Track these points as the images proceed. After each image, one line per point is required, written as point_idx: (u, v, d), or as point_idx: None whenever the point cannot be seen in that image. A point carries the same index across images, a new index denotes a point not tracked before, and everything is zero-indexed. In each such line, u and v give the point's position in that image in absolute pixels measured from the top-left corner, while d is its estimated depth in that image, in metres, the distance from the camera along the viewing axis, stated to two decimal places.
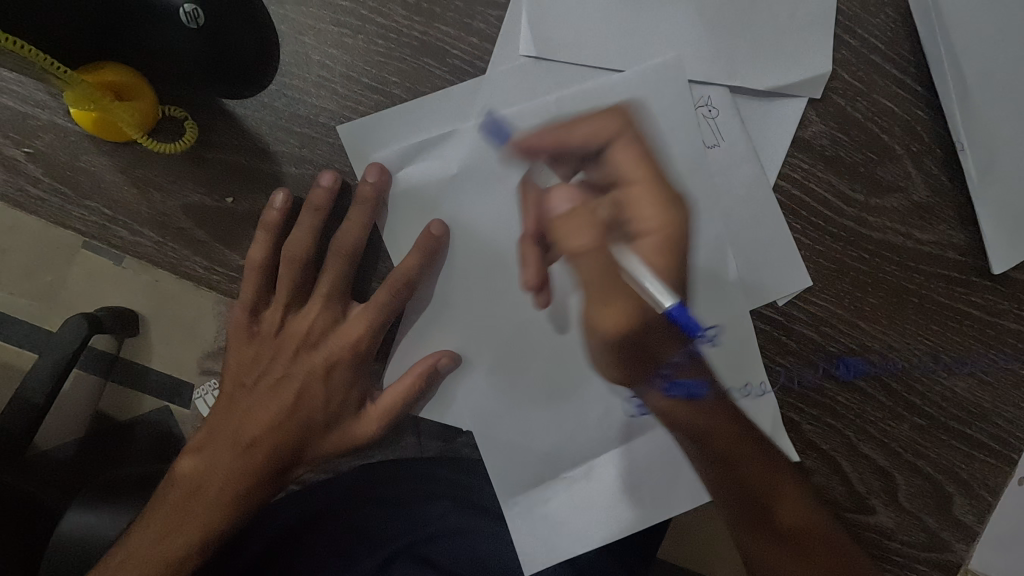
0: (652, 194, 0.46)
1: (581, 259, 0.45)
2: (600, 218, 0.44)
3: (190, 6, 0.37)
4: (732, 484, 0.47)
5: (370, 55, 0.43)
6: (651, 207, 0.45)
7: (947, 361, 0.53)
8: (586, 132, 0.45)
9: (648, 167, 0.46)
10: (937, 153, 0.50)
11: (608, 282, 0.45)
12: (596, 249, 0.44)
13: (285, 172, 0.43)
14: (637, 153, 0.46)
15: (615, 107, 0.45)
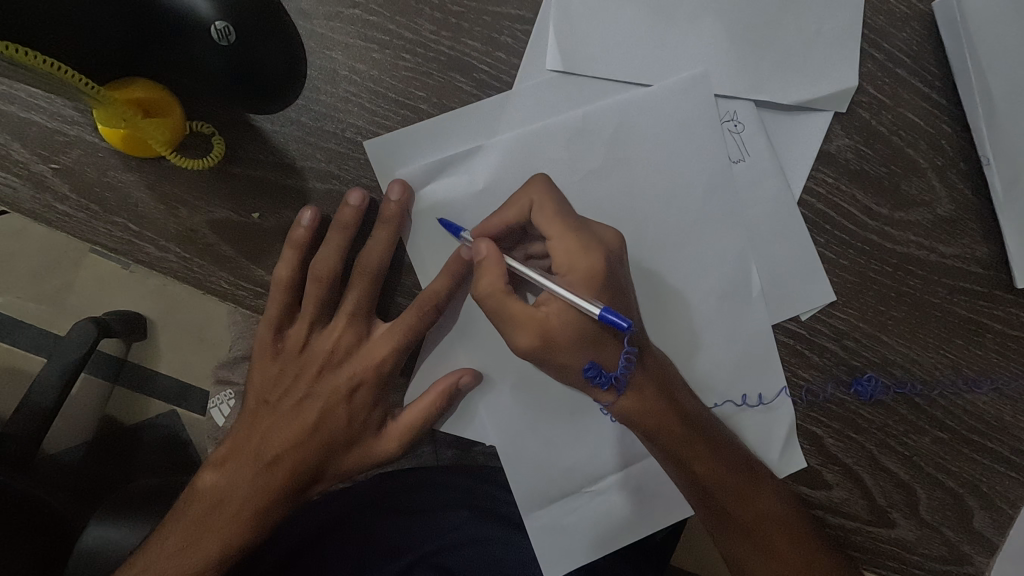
0: (568, 246, 0.42)
1: (488, 301, 0.42)
2: (495, 271, 0.41)
3: (220, 24, 0.36)
4: (698, 488, 0.46)
5: (398, 70, 0.43)
6: (584, 257, 0.42)
7: (969, 374, 0.52)
8: (511, 216, 0.43)
9: (560, 221, 0.43)
10: (962, 167, 0.50)
11: (515, 321, 0.42)
12: (497, 295, 0.41)
13: (311, 188, 0.43)
14: (553, 215, 0.43)
15: (526, 186, 0.43)
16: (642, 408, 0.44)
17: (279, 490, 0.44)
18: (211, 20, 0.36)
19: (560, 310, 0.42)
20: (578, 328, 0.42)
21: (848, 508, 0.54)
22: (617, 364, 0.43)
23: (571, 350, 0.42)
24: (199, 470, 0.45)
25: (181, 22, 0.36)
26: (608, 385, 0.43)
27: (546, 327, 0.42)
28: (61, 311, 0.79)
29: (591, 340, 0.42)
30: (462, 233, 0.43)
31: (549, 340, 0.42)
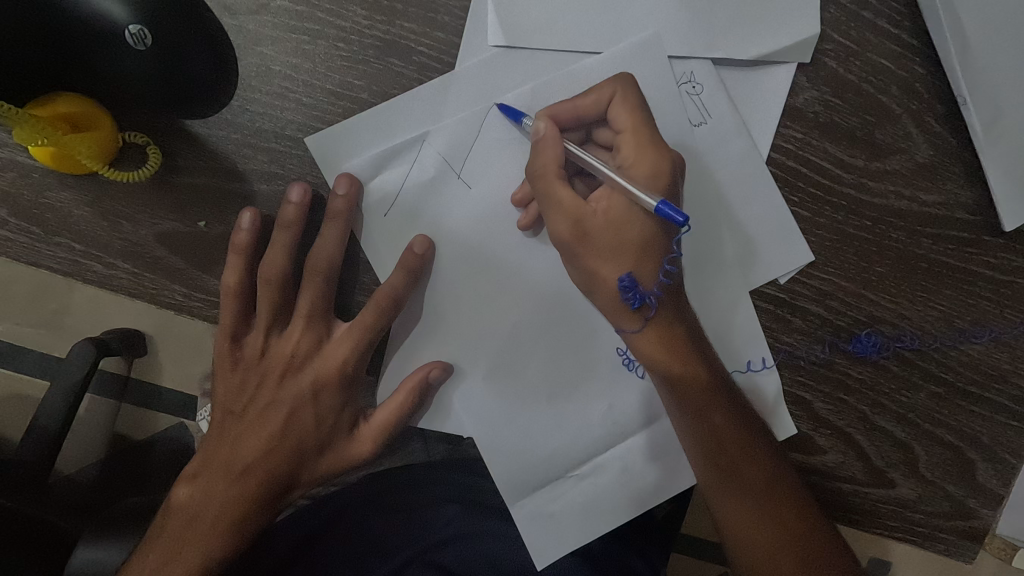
0: (638, 142, 0.41)
1: (537, 180, 0.41)
2: (551, 151, 0.41)
3: (134, 27, 0.35)
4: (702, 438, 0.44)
5: (333, 60, 0.41)
6: (649, 155, 0.41)
7: (963, 326, 0.50)
8: (589, 103, 0.42)
9: (636, 116, 0.42)
10: (939, 110, 0.48)
11: (560, 206, 0.41)
12: (546, 176, 0.41)
13: (256, 191, 0.42)
14: (631, 110, 0.42)
15: (614, 77, 0.42)
16: (666, 342, 0.43)
17: (252, 500, 0.43)
18: (125, 24, 0.35)
19: (612, 206, 0.41)
20: (621, 229, 0.41)
21: (843, 471, 0.52)
22: (654, 282, 0.42)
23: (608, 253, 0.41)
24: (174, 485, 0.44)
25: (96, 30, 0.35)
26: (639, 303, 0.41)
27: (590, 220, 0.41)
28: (60, 334, 0.55)
29: (632, 246, 0.41)
30: (524, 119, 0.42)
31: (587, 233, 0.41)
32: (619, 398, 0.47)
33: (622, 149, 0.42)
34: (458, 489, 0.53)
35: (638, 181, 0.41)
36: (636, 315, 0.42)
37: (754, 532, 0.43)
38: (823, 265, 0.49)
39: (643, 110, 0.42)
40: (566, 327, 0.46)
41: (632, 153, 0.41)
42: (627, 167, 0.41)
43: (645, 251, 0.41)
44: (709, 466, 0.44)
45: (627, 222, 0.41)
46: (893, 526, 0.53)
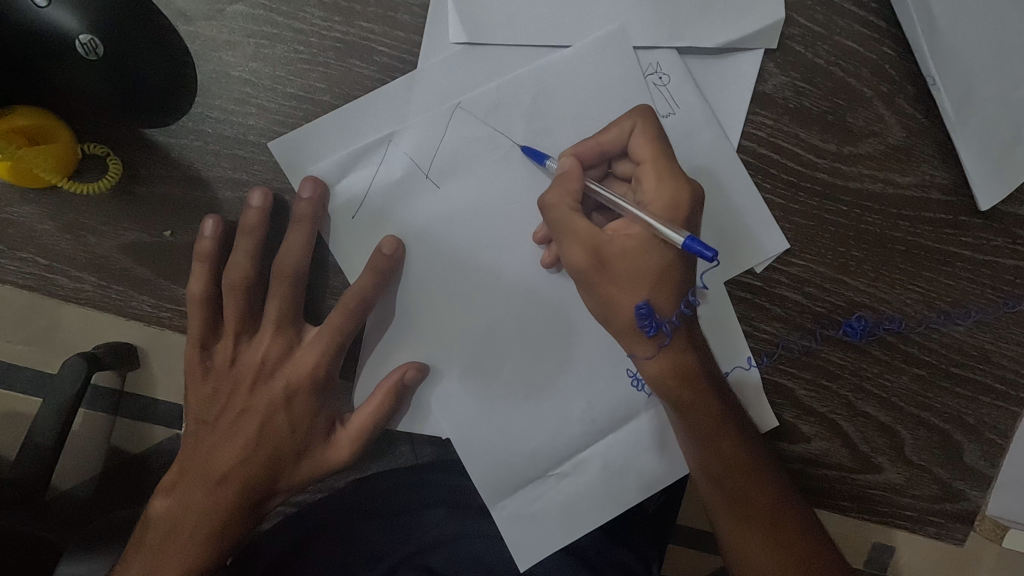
0: (657, 173, 0.41)
1: (553, 211, 0.40)
2: (570, 186, 0.41)
3: (85, 38, 0.35)
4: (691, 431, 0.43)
5: (293, 64, 0.41)
6: (670, 188, 0.40)
7: (944, 308, 0.50)
8: (610, 139, 0.42)
9: (656, 148, 0.41)
10: (909, 91, 0.47)
11: (576, 234, 0.39)
12: (564, 208, 0.40)
13: (221, 198, 0.41)
14: (650, 141, 0.41)
15: (632, 110, 0.42)
16: (676, 367, 0.41)
17: (230, 510, 0.42)
18: (76, 34, 0.35)
19: (630, 236, 0.40)
20: (641, 261, 0.39)
21: (830, 458, 0.52)
22: (671, 311, 0.40)
23: (625, 282, 0.39)
24: (152, 496, 0.44)
25: (46, 41, 0.35)
26: (655, 332, 0.40)
27: (607, 249, 0.39)
28: (54, 349, 0.53)
29: (651, 277, 0.39)
30: (547, 160, 0.42)
31: (604, 262, 0.39)
32: (599, 394, 0.46)
33: (643, 183, 0.41)
34: (444, 490, 0.53)
35: (661, 216, 0.39)
36: (651, 343, 0.40)
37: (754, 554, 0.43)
38: (800, 252, 0.49)
39: (664, 142, 0.41)
40: (542, 324, 0.45)
41: (654, 184, 0.40)
42: (648, 201, 0.40)
43: (662, 281, 0.39)
44: (713, 486, 0.44)
45: (646, 257, 0.39)
46: (881, 511, 0.53)
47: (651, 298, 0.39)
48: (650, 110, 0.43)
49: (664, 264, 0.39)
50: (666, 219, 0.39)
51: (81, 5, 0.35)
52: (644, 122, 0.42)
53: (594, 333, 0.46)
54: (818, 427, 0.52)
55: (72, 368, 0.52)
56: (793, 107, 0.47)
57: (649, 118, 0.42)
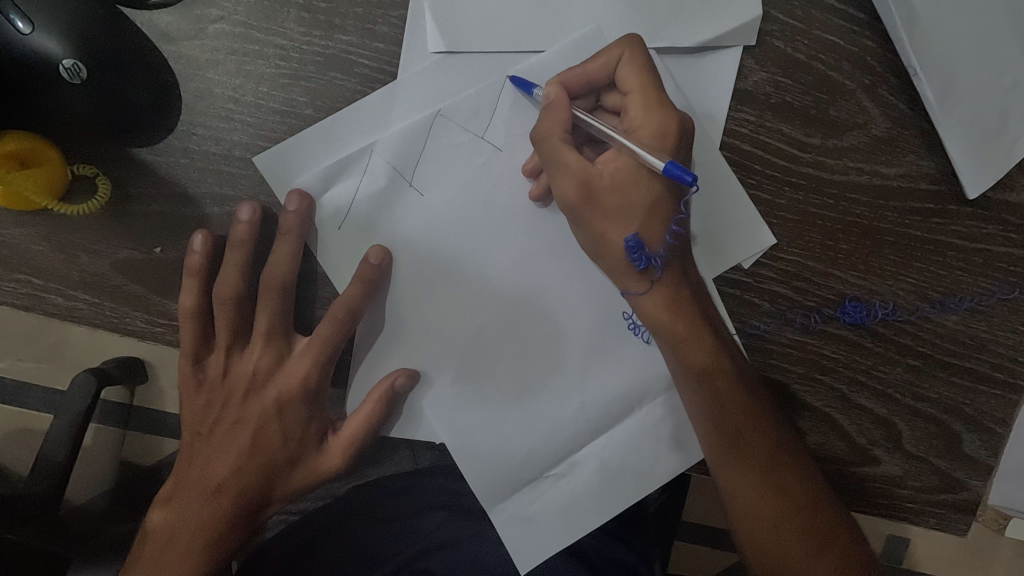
0: (645, 103, 0.41)
1: (544, 143, 0.41)
2: (560, 114, 0.41)
3: (68, 62, 0.36)
4: (717, 411, 0.43)
5: (275, 79, 0.42)
6: (656, 116, 0.41)
7: (936, 298, 0.50)
8: (598, 68, 0.42)
9: (643, 77, 0.41)
10: (892, 82, 0.47)
11: (566, 166, 0.41)
12: (554, 139, 0.41)
13: (208, 213, 0.42)
14: (638, 71, 0.41)
15: (619, 39, 0.42)
16: (671, 305, 0.42)
17: (226, 520, 0.43)
18: (59, 59, 0.36)
19: (619, 167, 0.41)
20: (628, 190, 0.41)
21: (828, 451, 0.52)
22: (660, 243, 0.41)
23: (615, 215, 0.41)
24: (151, 508, 0.45)
25: (31, 66, 0.36)
26: (646, 265, 0.41)
27: (596, 181, 0.41)
28: (62, 365, 0.53)
29: (640, 207, 0.41)
30: (534, 90, 0.43)
31: (593, 194, 0.41)
32: (590, 393, 0.46)
33: (631, 111, 0.41)
34: (443, 495, 0.53)
35: (647, 144, 0.41)
36: (642, 278, 0.42)
37: (765, 517, 0.43)
38: (787, 246, 0.49)
39: (650, 71, 0.41)
40: (530, 326, 0.46)
41: (640, 112, 0.41)
42: (634, 131, 0.41)
43: (652, 211, 0.41)
44: (723, 452, 0.43)
45: (631, 187, 0.41)
46: (883, 504, 0.52)
47: (638, 225, 0.41)
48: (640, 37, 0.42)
49: (648, 193, 0.41)
50: (652, 147, 0.40)
51: (65, 30, 0.36)
52: (632, 52, 0.42)
53: (581, 333, 0.46)
54: (815, 421, 0.51)
55: (80, 383, 0.52)
56: (775, 103, 0.47)
57: (638, 47, 0.42)
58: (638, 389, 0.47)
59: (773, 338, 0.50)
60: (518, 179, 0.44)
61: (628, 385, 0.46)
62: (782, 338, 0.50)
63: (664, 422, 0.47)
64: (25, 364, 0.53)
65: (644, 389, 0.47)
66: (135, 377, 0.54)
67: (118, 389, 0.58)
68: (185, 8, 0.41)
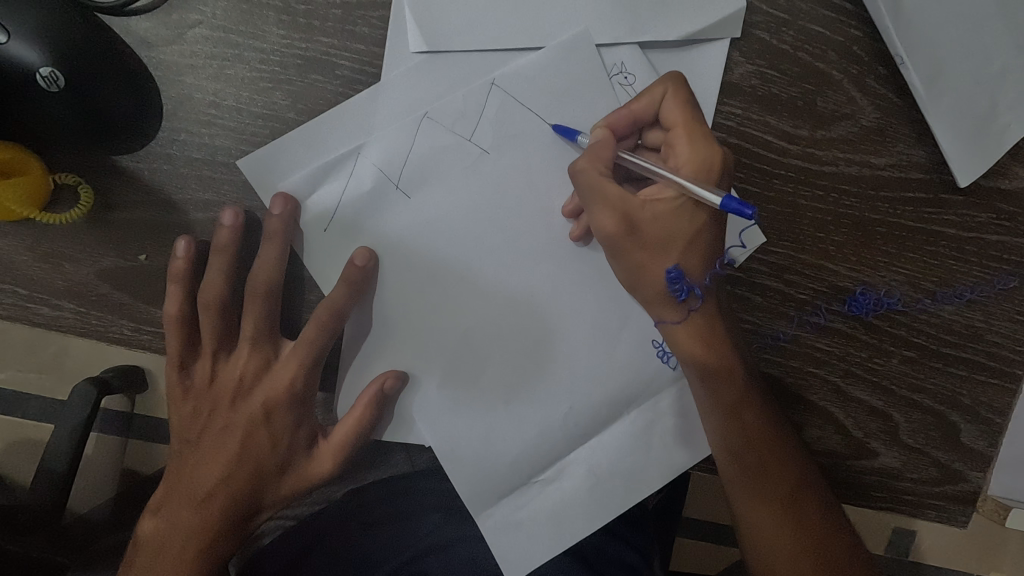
0: (690, 138, 0.40)
1: (584, 176, 0.40)
2: (602, 153, 0.40)
3: (45, 70, 0.35)
4: (736, 432, 0.43)
5: (257, 83, 0.42)
6: (703, 151, 0.40)
7: (929, 289, 0.50)
8: (642, 107, 0.42)
9: (687, 115, 0.40)
10: (879, 71, 0.47)
11: (607, 201, 0.39)
12: (593, 174, 0.40)
13: (193, 219, 0.42)
14: (682, 107, 0.41)
15: (664, 77, 0.42)
16: (705, 335, 0.42)
17: (216, 528, 0.43)
18: (36, 67, 0.35)
19: (663, 202, 0.40)
20: (672, 225, 0.40)
21: (825, 445, 0.52)
22: (701, 275, 0.41)
23: (658, 248, 0.40)
24: (142, 517, 0.45)
25: (8, 76, 0.35)
26: (686, 296, 0.41)
27: (639, 215, 0.40)
28: (62, 375, 0.53)
29: (681, 241, 0.40)
30: (579, 136, 0.43)
31: (635, 228, 0.40)
32: (580, 395, 0.46)
33: (673, 147, 0.41)
34: (439, 498, 0.53)
35: (695, 180, 0.40)
36: (680, 308, 0.41)
37: (771, 532, 0.43)
38: (778, 240, 0.48)
39: (692, 110, 0.41)
40: (520, 329, 0.45)
41: (685, 147, 0.40)
42: (679, 167, 0.40)
43: (693, 244, 0.40)
44: (733, 466, 0.44)
45: (675, 224, 0.40)
46: (877, 496, 0.52)
47: (682, 260, 0.40)
48: (682, 77, 0.42)
49: (692, 230, 0.40)
50: (700, 183, 0.39)
51: (40, 38, 0.35)
52: (674, 92, 0.41)
53: (571, 334, 0.46)
54: (810, 416, 0.51)
55: (81, 392, 0.51)
56: (761, 95, 0.46)
57: (680, 88, 0.41)
58: (627, 388, 0.46)
59: (770, 331, 0.50)
60: (504, 181, 0.44)
61: (618, 384, 0.46)
62: (776, 331, 0.50)
63: (655, 421, 0.46)
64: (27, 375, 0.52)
65: (633, 388, 0.46)
66: (136, 385, 0.53)
67: (118, 397, 0.57)
68: (164, 14, 0.41)
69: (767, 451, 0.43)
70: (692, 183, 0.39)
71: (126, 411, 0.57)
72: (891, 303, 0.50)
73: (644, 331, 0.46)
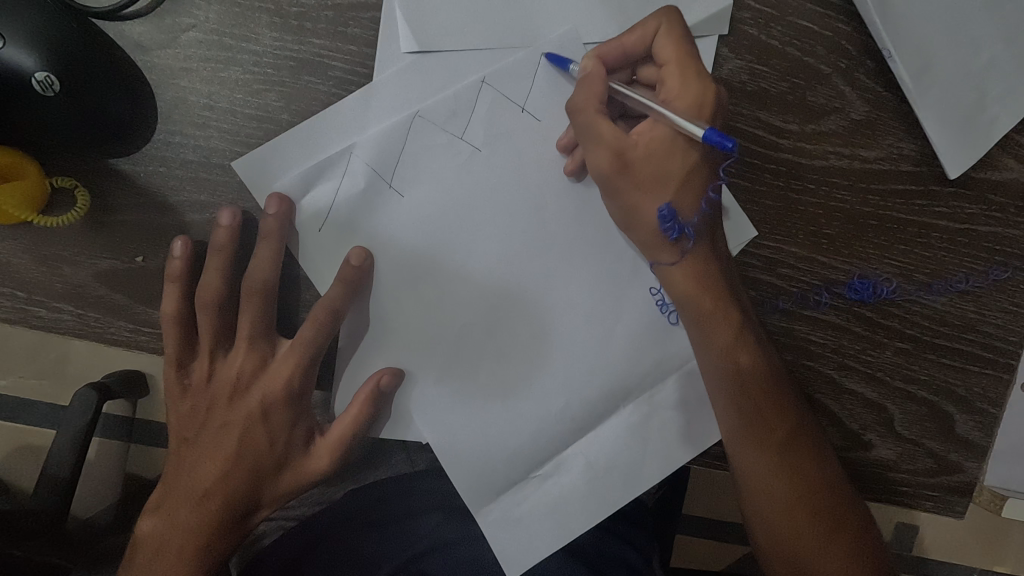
0: (681, 73, 0.41)
1: (580, 115, 0.41)
2: (596, 88, 0.41)
3: (40, 74, 0.36)
4: (749, 405, 0.43)
5: (251, 86, 0.42)
6: (693, 86, 0.40)
7: (921, 281, 0.50)
8: (634, 41, 0.42)
9: (680, 48, 0.41)
10: (868, 65, 0.47)
11: (600, 138, 0.41)
12: (589, 110, 0.41)
13: (189, 221, 0.43)
14: (675, 42, 0.41)
15: (658, 11, 0.42)
16: (700, 276, 0.42)
17: (215, 527, 0.43)
18: (32, 72, 0.36)
19: (655, 137, 0.41)
20: (665, 159, 0.41)
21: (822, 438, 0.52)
22: (693, 212, 0.41)
23: (650, 183, 0.41)
24: (141, 517, 0.45)
25: (5, 81, 0.36)
26: (678, 235, 0.41)
27: (631, 151, 0.41)
28: (63, 380, 0.54)
29: (672, 177, 0.41)
30: (572, 65, 0.43)
31: (629, 164, 0.41)
32: (575, 390, 0.46)
33: (666, 83, 0.41)
34: (438, 496, 0.53)
35: (685, 115, 0.40)
36: (674, 247, 0.42)
37: (780, 511, 0.43)
38: (770, 233, 0.49)
39: (685, 45, 0.41)
40: (514, 325, 0.46)
41: (677, 82, 0.41)
42: (672, 102, 0.41)
43: (687, 180, 0.41)
44: (746, 444, 0.43)
45: (668, 158, 0.41)
46: (876, 488, 0.52)
47: (674, 195, 0.41)
48: (674, 11, 0.41)
49: (684, 166, 0.41)
50: (690, 116, 0.40)
51: (37, 43, 0.36)
52: (667, 27, 0.41)
53: (565, 330, 0.46)
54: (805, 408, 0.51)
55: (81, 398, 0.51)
56: (750, 90, 0.47)
57: (673, 23, 0.41)
58: (621, 383, 0.47)
59: (768, 319, 0.50)
60: (496, 177, 0.45)
61: (612, 379, 0.47)
62: (773, 320, 0.50)
63: (650, 416, 0.47)
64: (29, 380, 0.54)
65: (627, 383, 0.47)
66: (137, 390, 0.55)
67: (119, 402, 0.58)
68: (158, 18, 0.41)
69: (775, 430, 0.43)
70: (682, 116, 0.40)
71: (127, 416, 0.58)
72: (886, 293, 0.50)
73: (637, 325, 0.46)
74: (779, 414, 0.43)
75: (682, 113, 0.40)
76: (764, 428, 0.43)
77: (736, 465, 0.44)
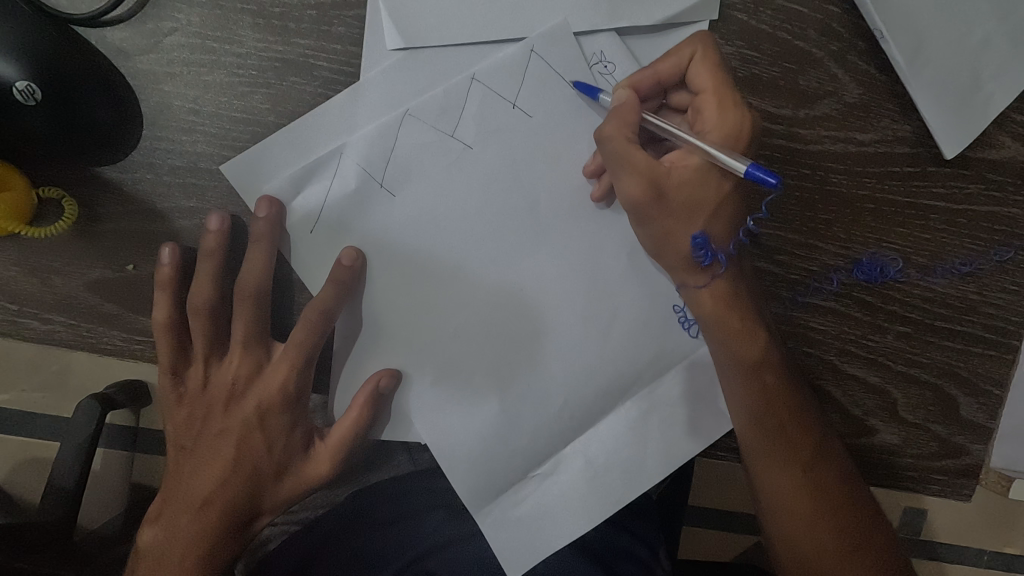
0: (718, 104, 0.41)
1: (610, 143, 0.40)
2: (629, 117, 0.40)
3: (22, 84, 0.36)
4: (760, 391, 0.43)
5: (236, 88, 0.42)
6: (730, 119, 0.41)
7: (920, 264, 0.49)
8: (669, 70, 0.42)
9: (717, 78, 0.41)
10: (860, 47, 0.47)
11: (635, 166, 0.39)
12: (622, 140, 0.40)
13: (178, 227, 0.42)
14: (711, 72, 0.41)
15: (692, 38, 0.41)
16: (726, 295, 0.42)
17: (215, 533, 0.43)
18: (13, 81, 0.36)
19: (689, 166, 0.41)
20: (699, 190, 0.41)
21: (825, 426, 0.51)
22: (726, 241, 0.42)
23: (683, 212, 0.41)
24: (142, 526, 0.45)
25: None
26: (710, 261, 0.42)
27: (664, 179, 0.40)
28: (68, 393, 0.53)
29: (705, 206, 0.41)
30: (601, 94, 0.43)
31: (662, 193, 0.40)
32: (572, 386, 0.46)
33: (703, 114, 0.41)
34: (441, 495, 0.53)
35: (724, 148, 0.40)
36: (704, 272, 0.42)
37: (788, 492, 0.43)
38: (767, 220, 0.48)
39: (721, 78, 0.41)
40: (511, 323, 0.45)
41: (715, 115, 0.41)
42: (709, 134, 0.41)
43: (718, 210, 0.41)
44: (756, 425, 0.43)
45: (703, 189, 0.41)
46: (880, 473, 0.52)
47: (709, 225, 0.41)
48: (710, 40, 0.41)
49: (718, 196, 0.41)
50: (728, 151, 0.40)
51: (17, 51, 0.36)
52: (705, 56, 0.41)
53: (561, 327, 0.46)
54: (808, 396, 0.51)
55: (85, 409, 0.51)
56: (741, 76, 0.46)
57: (710, 56, 0.41)
58: (619, 378, 0.46)
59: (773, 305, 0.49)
60: (488, 175, 0.44)
61: (610, 374, 0.46)
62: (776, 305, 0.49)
63: (649, 410, 0.46)
64: (32, 394, 0.53)
65: (625, 377, 0.46)
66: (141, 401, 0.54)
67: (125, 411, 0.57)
68: (139, 23, 0.41)
69: (780, 418, 0.43)
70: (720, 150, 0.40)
71: (133, 425, 0.57)
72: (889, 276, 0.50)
73: (635, 320, 0.46)
74: (782, 401, 0.43)
75: (722, 147, 0.40)
76: (769, 417, 0.43)
77: (746, 449, 0.44)
